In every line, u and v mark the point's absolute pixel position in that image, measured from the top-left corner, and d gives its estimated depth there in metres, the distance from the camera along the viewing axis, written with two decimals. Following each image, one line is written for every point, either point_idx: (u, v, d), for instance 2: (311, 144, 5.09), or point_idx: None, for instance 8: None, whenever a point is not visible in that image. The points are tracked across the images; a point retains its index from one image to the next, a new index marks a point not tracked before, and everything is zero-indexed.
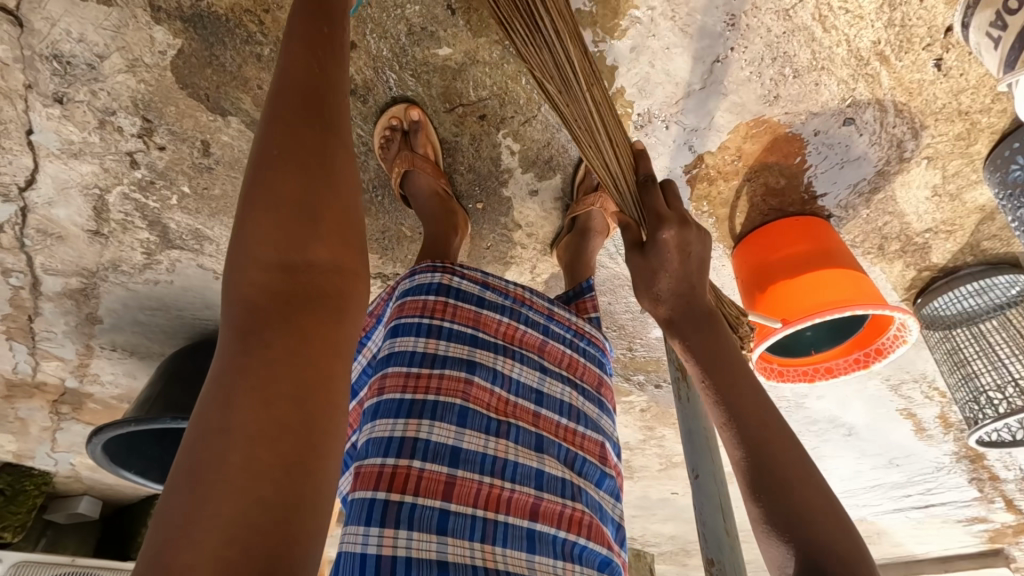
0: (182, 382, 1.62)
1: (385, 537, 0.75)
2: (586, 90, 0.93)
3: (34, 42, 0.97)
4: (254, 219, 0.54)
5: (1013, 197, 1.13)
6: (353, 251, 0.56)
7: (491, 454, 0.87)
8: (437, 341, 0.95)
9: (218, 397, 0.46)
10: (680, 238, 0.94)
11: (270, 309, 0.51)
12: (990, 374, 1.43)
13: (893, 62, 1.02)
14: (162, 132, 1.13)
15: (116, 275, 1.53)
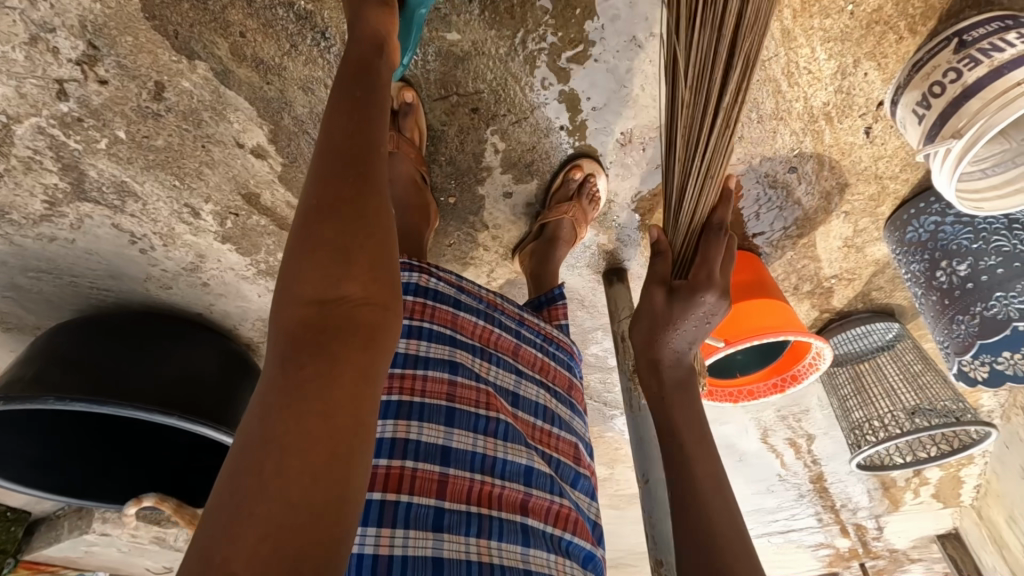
0: (67, 360, 1.36)
1: (382, 537, 0.73)
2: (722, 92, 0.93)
3: None
4: (295, 259, 0.59)
5: (909, 253, 1.30)
6: (385, 284, 0.59)
7: (481, 452, 0.86)
8: (418, 342, 0.93)
9: (262, 413, 0.51)
10: (708, 306, 0.98)
11: (306, 337, 0.55)
12: (868, 407, 1.66)
13: (836, 123, 1.18)
14: (108, 64, 0.99)
15: (1, 224, 1.29)
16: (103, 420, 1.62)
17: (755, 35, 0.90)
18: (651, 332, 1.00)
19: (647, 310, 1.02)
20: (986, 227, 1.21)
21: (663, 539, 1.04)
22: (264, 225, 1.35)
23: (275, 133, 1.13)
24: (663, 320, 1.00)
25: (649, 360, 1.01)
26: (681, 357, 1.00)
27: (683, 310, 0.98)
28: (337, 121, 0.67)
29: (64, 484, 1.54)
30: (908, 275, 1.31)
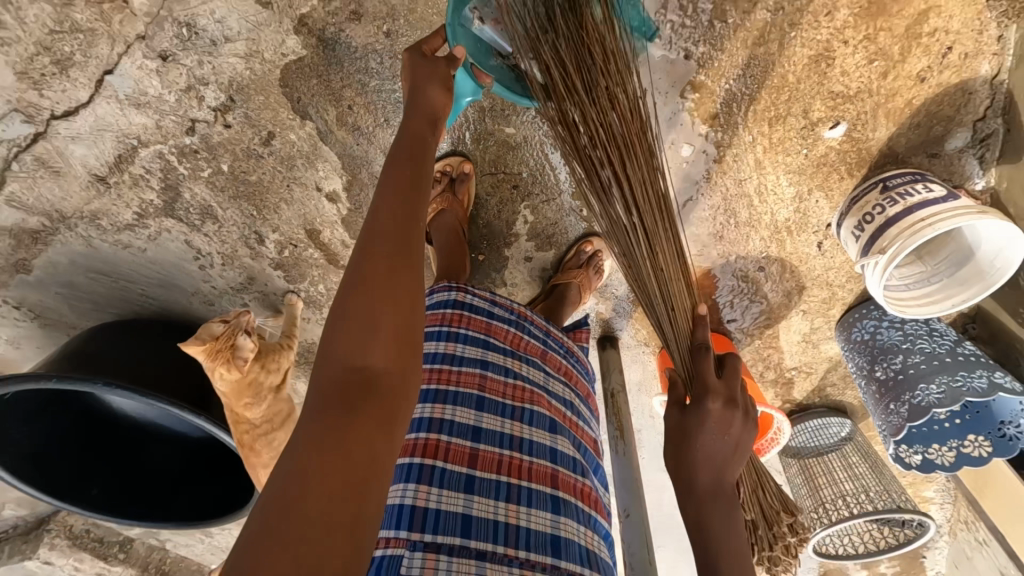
0: (101, 357, 1.45)
1: (420, 492, 0.89)
2: (645, 258, 1.09)
3: (176, 8, 1.11)
4: (336, 331, 0.73)
5: (852, 349, 1.59)
6: (407, 357, 0.73)
7: (508, 433, 1.02)
8: (455, 344, 1.12)
9: (300, 446, 0.63)
10: (723, 411, 1.00)
11: (338, 390, 0.68)
12: (831, 487, 1.83)
13: (795, 236, 1.48)
14: (237, 113, 1.26)
15: (87, 227, 1.48)
16: (108, 437, 1.82)
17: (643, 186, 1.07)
18: (678, 441, 1.01)
19: (667, 428, 1.04)
20: (912, 331, 1.48)
21: (640, 563, 1.14)
22: (316, 258, 1.56)
23: (351, 182, 1.39)
24: (685, 437, 1.00)
25: (685, 482, 0.99)
26: (716, 475, 0.98)
27: (699, 420, 1.00)
28: (383, 220, 0.83)
29: (46, 479, 1.70)
30: (854, 367, 1.57)
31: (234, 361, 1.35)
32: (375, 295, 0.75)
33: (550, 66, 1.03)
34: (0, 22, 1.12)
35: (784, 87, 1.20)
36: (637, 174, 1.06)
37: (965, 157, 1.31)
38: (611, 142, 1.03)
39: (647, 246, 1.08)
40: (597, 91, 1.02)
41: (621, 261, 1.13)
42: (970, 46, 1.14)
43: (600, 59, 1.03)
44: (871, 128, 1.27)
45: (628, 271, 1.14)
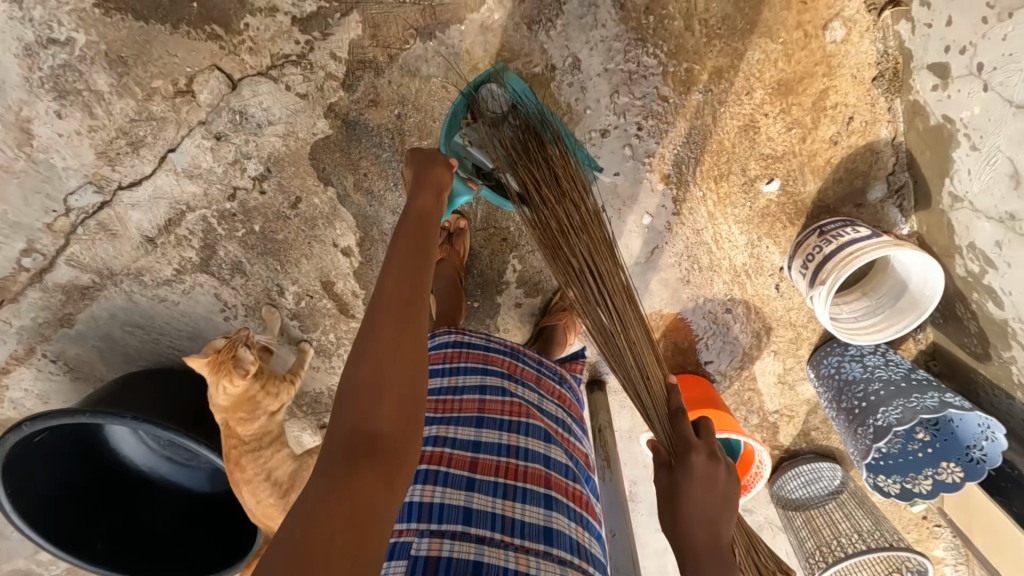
0: (133, 395, 1.63)
1: (426, 490, 1.08)
2: (621, 335, 1.24)
3: (233, 100, 1.41)
4: (348, 397, 0.86)
5: (823, 383, 1.71)
6: (407, 423, 0.86)
7: (505, 443, 1.17)
8: (457, 376, 1.30)
9: (310, 497, 0.76)
10: (710, 468, 1.05)
11: (346, 449, 0.81)
12: (831, 527, 1.86)
13: (754, 278, 1.67)
14: (272, 181, 1.52)
15: (131, 283, 1.70)
16: (118, 492, 1.89)
17: (612, 275, 1.26)
18: (670, 503, 1.05)
19: (660, 492, 1.08)
20: (870, 362, 1.61)
21: (624, 573, 1.22)
22: (329, 307, 1.75)
23: (363, 238, 1.62)
24: (677, 500, 1.04)
25: (680, 545, 1.02)
26: (711, 535, 1.01)
27: (688, 480, 1.04)
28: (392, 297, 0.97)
29: (52, 532, 1.71)
30: (826, 400, 1.69)
31: (234, 370, 1.45)
32: (382, 366, 0.89)
33: (525, 182, 1.25)
34: (92, 115, 1.42)
35: (723, 150, 1.46)
36: (602, 264, 1.25)
37: (887, 206, 1.52)
38: (580, 240, 1.24)
39: (621, 325, 1.24)
40: (565, 197, 1.25)
41: (598, 342, 1.28)
42: (868, 116, 1.41)
43: (561, 172, 1.28)
44: (801, 182, 1.51)
45: (606, 351, 1.28)
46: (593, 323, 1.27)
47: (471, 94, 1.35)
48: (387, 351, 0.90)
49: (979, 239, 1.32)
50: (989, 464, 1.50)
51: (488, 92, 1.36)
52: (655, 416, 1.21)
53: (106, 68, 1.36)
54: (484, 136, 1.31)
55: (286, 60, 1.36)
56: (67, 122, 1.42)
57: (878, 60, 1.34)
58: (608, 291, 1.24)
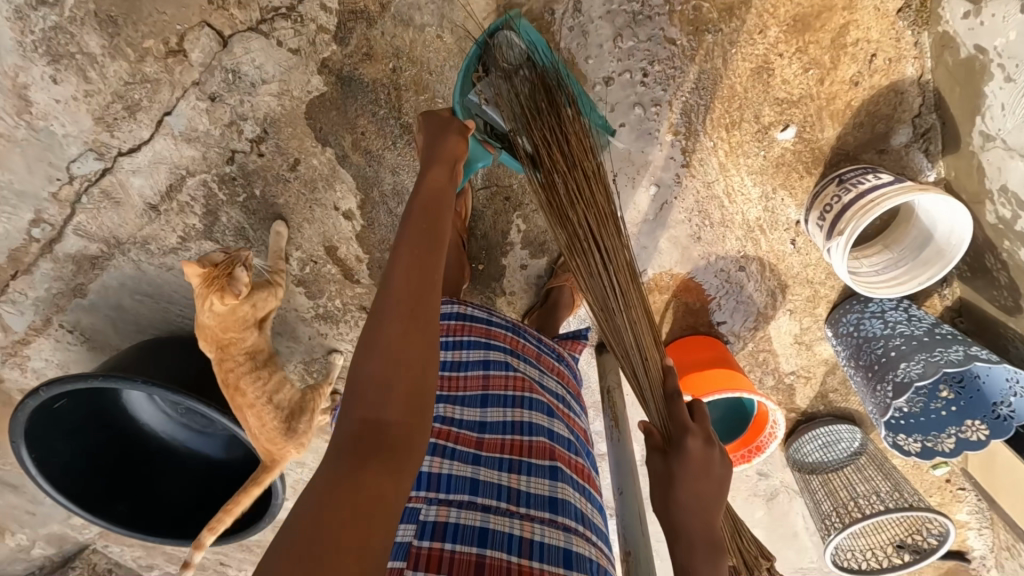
0: (145, 361, 1.65)
1: (434, 462, 1.02)
2: (623, 313, 1.15)
3: (225, 58, 1.38)
4: (357, 389, 0.84)
5: (840, 341, 1.66)
6: (418, 414, 0.84)
7: (510, 419, 1.09)
8: (461, 351, 1.21)
9: (319, 488, 0.73)
10: (704, 453, 1.01)
11: (356, 440, 0.79)
12: (848, 489, 1.83)
13: (768, 234, 1.61)
14: (270, 143, 1.50)
15: (138, 252, 1.71)
16: (140, 462, 1.95)
17: (616, 249, 1.17)
18: (663, 485, 1.01)
19: (652, 474, 1.04)
20: (892, 319, 1.54)
21: (634, 535, 1.19)
22: (334, 273, 1.74)
23: (364, 201, 1.59)
24: (668, 482, 1.00)
25: (670, 527, 0.99)
26: (701, 519, 0.98)
27: (682, 463, 1.00)
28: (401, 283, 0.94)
29: (77, 495, 1.79)
30: (844, 359, 1.64)
31: (227, 289, 1.42)
32: (391, 354, 0.86)
33: (538, 145, 1.15)
34: (87, 79, 1.41)
35: (734, 96, 1.39)
36: (607, 235, 1.16)
37: (912, 152, 1.43)
38: (584, 206, 1.14)
39: (623, 303, 1.16)
40: (575, 159, 1.15)
41: (597, 319, 1.19)
42: (891, 53, 1.32)
43: (572, 131, 1.17)
44: (819, 128, 1.43)
45: (604, 328, 1.19)
46: (591, 298, 1.18)
47: (485, 42, 1.25)
48: (397, 337, 0.87)
49: (1017, 180, 1.24)
50: (1017, 420, 1.44)
51: (505, 40, 1.24)
52: (652, 398, 1.14)
53: (96, 29, 1.34)
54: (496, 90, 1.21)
55: (276, 13, 1.32)
56: (62, 87, 1.42)
57: None
58: (613, 267, 1.15)
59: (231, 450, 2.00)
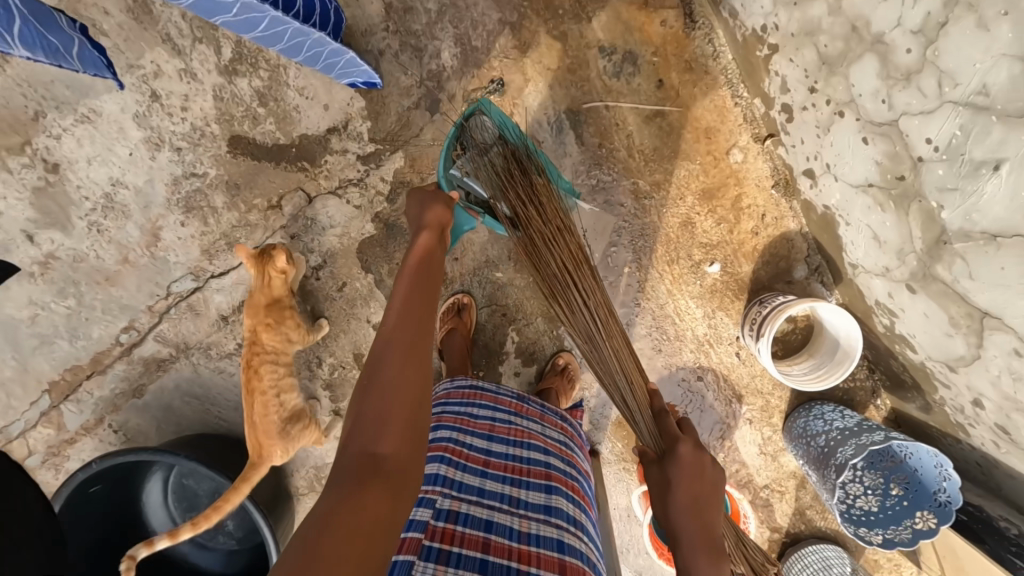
0: (205, 447, 1.91)
1: (449, 467, 1.19)
2: (608, 345, 1.48)
3: (307, 211, 1.96)
4: (358, 423, 0.95)
5: (794, 442, 1.89)
6: (410, 441, 0.95)
7: (512, 451, 1.28)
8: (473, 404, 1.39)
9: (321, 511, 0.84)
10: (696, 455, 1.21)
11: (355, 467, 0.90)
12: None
13: (715, 348, 1.98)
14: (327, 270, 2.00)
15: (200, 356, 2.08)
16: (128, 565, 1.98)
17: (592, 291, 1.50)
18: (662, 489, 1.19)
19: (652, 483, 1.22)
20: (829, 416, 1.82)
21: None
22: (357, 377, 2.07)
23: None
24: (668, 486, 1.18)
25: (670, 529, 1.15)
26: (698, 514, 1.14)
27: (678, 466, 1.20)
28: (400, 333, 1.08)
29: None
30: (802, 459, 1.85)
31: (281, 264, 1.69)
32: (388, 393, 0.98)
33: (515, 206, 1.49)
34: (207, 224, 1.98)
35: (670, 241, 1.92)
36: (573, 272, 1.49)
37: (811, 282, 1.89)
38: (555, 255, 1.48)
39: (607, 336, 1.49)
40: (546, 215, 1.50)
41: (587, 352, 1.52)
42: (776, 213, 1.86)
43: (541, 189, 1.52)
44: (738, 265, 1.92)
45: (593, 359, 1.52)
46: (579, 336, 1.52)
47: (462, 124, 1.62)
48: (392, 378, 1.00)
49: (876, 295, 1.66)
50: (955, 505, 1.59)
51: (479, 122, 1.61)
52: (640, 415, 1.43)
53: (224, 192, 1.96)
54: (477, 165, 1.56)
55: (350, 183, 1.94)
56: (187, 229, 1.98)
57: (773, 173, 1.83)
58: (595, 311, 1.49)
59: (228, 565, 2.09)
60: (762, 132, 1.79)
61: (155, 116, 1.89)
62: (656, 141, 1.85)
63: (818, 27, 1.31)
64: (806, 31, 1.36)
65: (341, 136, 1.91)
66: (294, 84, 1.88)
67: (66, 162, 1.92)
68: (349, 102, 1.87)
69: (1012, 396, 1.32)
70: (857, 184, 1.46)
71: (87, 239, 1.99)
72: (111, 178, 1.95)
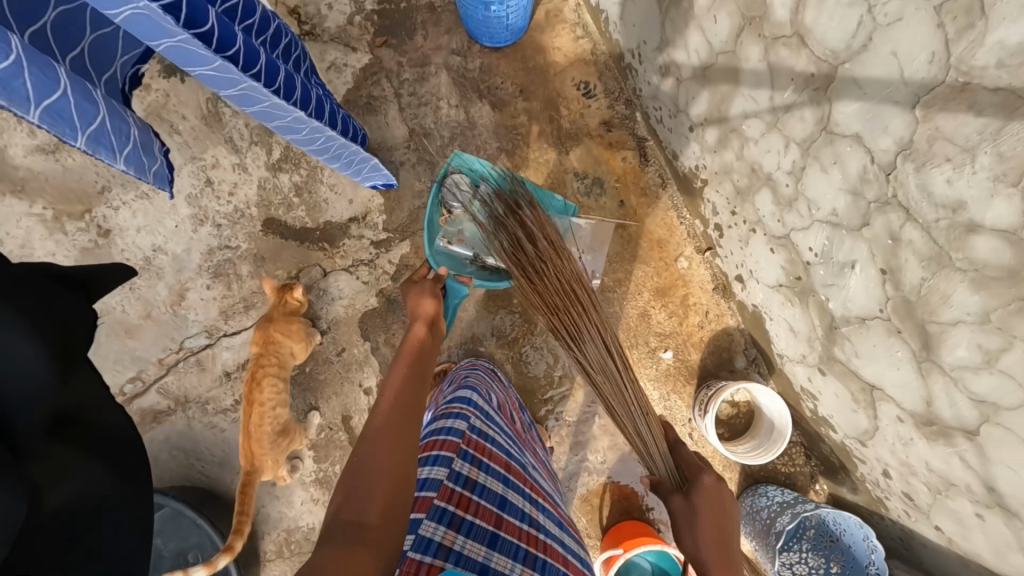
0: (197, 492, 2.11)
1: (479, 421, 1.44)
2: (626, 379, 1.71)
3: (320, 283, 2.27)
4: (352, 492, 1.09)
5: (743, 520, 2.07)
6: (395, 507, 1.09)
7: (517, 433, 1.64)
8: (496, 385, 1.75)
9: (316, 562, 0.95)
10: (717, 482, 1.50)
11: (346, 529, 1.03)
12: None
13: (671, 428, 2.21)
14: (329, 336, 2.25)
15: (196, 410, 2.22)
16: None
17: (608, 328, 1.74)
18: (688, 504, 1.45)
19: (677, 509, 1.47)
20: (768, 492, 2.05)
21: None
22: (342, 439, 2.22)
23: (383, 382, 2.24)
24: (693, 503, 1.45)
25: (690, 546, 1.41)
26: (719, 526, 1.41)
27: (704, 489, 1.48)
28: (391, 419, 1.26)
29: None
30: (750, 535, 2.02)
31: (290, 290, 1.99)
32: (381, 464, 1.13)
33: (504, 241, 1.79)
34: (229, 289, 2.26)
35: (630, 329, 2.25)
36: (573, 293, 1.72)
37: (750, 371, 2.20)
38: (551, 269, 1.72)
39: (626, 369, 1.72)
40: (535, 241, 1.75)
41: (605, 386, 1.72)
42: (717, 311, 2.23)
43: (534, 220, 1.79)
44: (687, 353, 2.23)
45: (611, 394, 1.72)
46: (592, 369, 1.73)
47: (441, 181, 2.04)
48: (384, 450, 1.16)
49: (799, 381, 1.96)
50: None
51: (454, 178, 2.03)
52: (657, 451, 1.66)
53: (250, 262, 2.27)
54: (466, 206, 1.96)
55: (361, 262, 2.28)
56: (210, 292, 2.25)
57: (713, 278, 2.24)
58: (612, 348, 1.72)
59: None
60: (702, 245, 2.23)
61: (205, 197, 2.27)
62: (618, 246, 2.27)
63: (731, 168, 1.78)
64: (724, 170, 1.83)
65: (359, 224, 2.28)
66: (326, 181, 2.30)
67: (118, 229, 2.24)
68: (370, 198, 2.28)
69: (907, 462, 1.56)
70: (773, 284, 1.85)
71: (118, 294, 2.23)
72: (153, 245, 2.26)
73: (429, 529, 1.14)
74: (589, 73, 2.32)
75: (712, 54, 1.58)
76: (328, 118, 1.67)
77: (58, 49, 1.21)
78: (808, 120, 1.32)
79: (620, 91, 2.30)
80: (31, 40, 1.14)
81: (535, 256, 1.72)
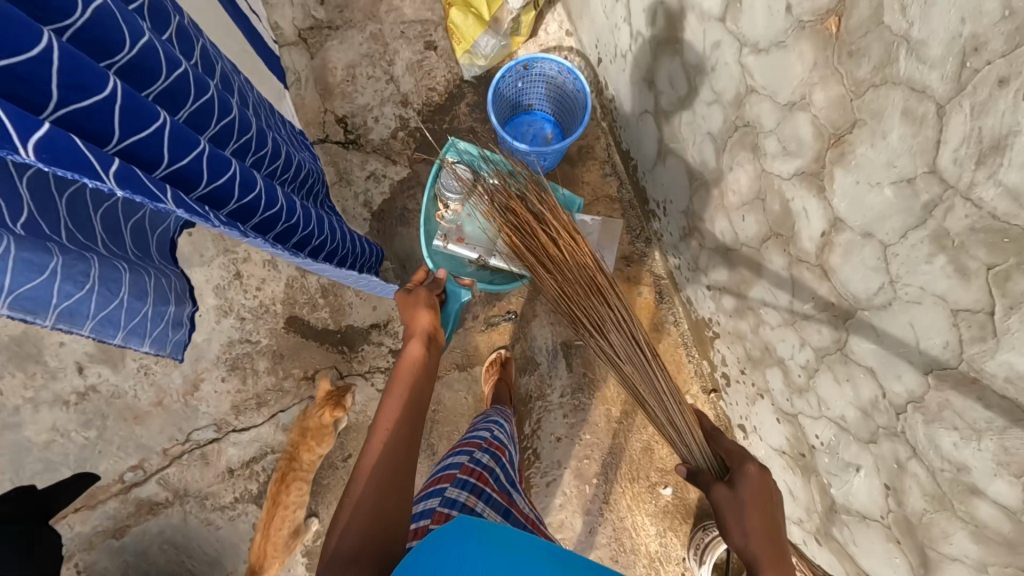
0: None
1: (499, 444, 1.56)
2: (655, 364, 1.61)
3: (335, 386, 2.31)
4: (354, 518, 1.11)
5: None
6: (392, 529, 1.11)
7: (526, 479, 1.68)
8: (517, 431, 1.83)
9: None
10: (760, 471, 1.31)
11: (346, 555, 1.05)
12: None
13: (664, 566, 2.24)
14: (337, 441, 2.28)
15: (194, 504, 2.21)
16: None
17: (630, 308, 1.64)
18: (729, 495, 1.30)
19: (720, 502, 1.31)
20: None
21: None
22: None
23: None
24: (738, 502, 1.28)
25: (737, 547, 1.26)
26: (769, 525, 1.26)
27: (740, 485, 1.30)
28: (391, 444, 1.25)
29: None
30: None
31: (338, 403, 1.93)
32: (380, 493, 1.15)
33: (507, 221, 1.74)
34: (244, 384, 2.29)
35: (632, 461, 2.30)
36: (586, 276, 1.64)
37: None
38: (560, 247, 1.66)
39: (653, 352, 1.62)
40: (544, 221, 1.69)
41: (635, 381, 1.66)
42: None
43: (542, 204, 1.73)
44: (687, 491, 2.26)
45: (641, 384, 1.64)
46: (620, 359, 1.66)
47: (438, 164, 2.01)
48: (383, 480, 1.17)
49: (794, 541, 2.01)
50: None
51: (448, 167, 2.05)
52: (691, 437, 1.54)
53: (268, 359, 2.31)
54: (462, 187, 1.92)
55: (377, 369, 2.33)
56: (225, 384, 2.28)
57: (716, 419, 2.32)
58: (636, 337, 1.63)
59: None
60: (708, 385, 2.33)
61: (231, 289, 2.31)
62: None
63: (744, 335, 1.88)
64: (737, 334, 1.94)
65: (380, 330, 2.35)
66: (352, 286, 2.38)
67: None
68: (394, 307, 2.35)
69: None
70: (776, 447, 1.93)
71: (131, 378, 2.24)
72: None
73: (454, 492, 1.30)
74: (614, 209, 2.45)
75: (737, 241, 1.70)
76: (349, 260, 1.83)
77: (125, 225, 1.26)
78: (825, 335, 1.42)
79: (641, 229, 2.44)
80: (106, 221, 1.19)
81: (543, 243, 1.66)
